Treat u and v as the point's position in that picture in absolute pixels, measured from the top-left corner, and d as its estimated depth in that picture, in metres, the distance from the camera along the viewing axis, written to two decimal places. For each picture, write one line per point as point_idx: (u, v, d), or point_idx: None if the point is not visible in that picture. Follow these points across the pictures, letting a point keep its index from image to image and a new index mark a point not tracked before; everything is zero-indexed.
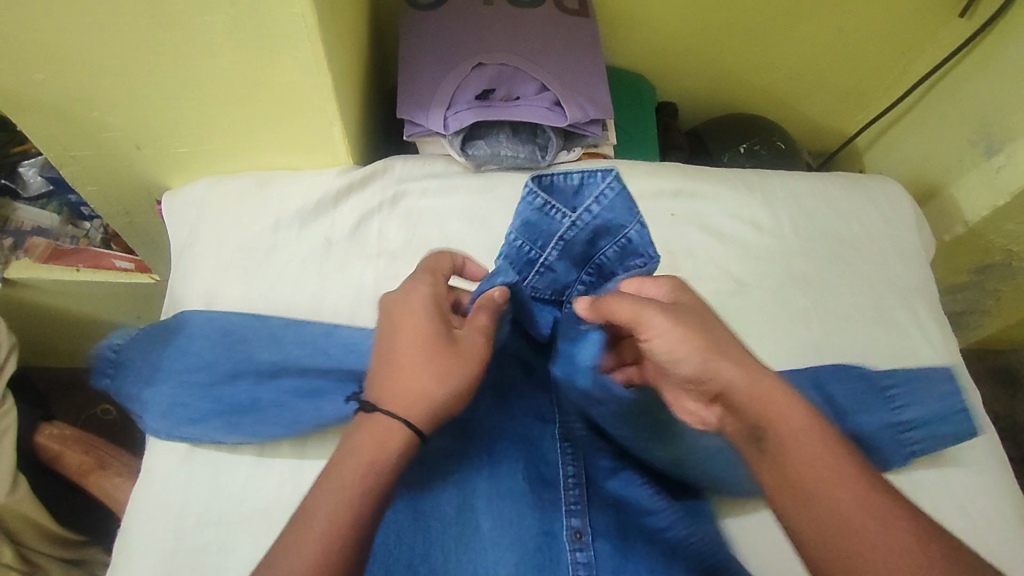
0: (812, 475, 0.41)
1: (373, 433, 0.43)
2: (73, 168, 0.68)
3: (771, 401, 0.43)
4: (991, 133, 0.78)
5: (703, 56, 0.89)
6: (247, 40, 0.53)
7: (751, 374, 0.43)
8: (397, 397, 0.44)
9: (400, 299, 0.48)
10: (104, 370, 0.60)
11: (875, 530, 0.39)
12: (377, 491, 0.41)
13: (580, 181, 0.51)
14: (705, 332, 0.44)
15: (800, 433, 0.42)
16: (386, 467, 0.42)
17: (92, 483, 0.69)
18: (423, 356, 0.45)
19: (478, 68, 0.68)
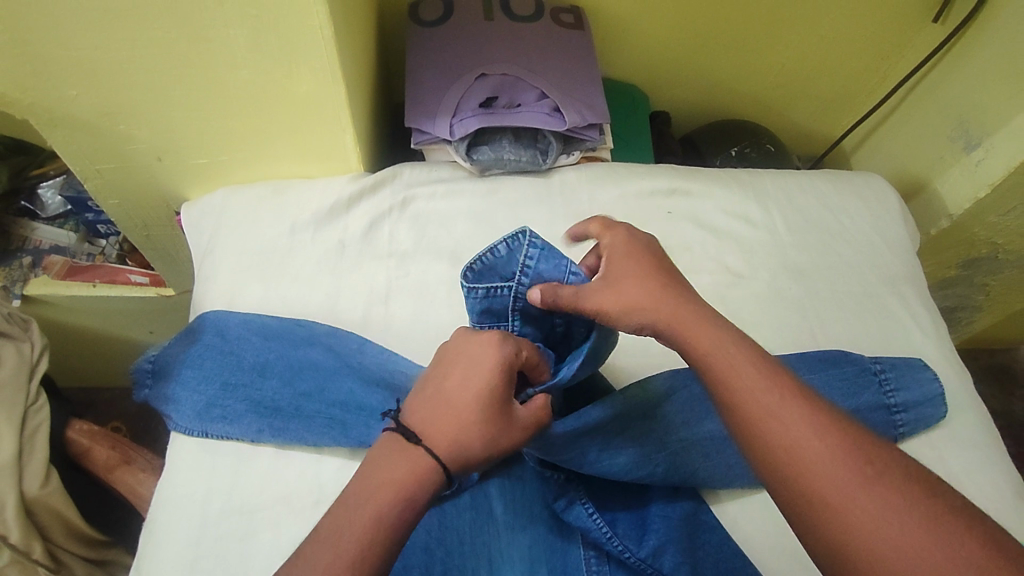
0: (768, 421, 0.41)
1: (412, 467, 0.43)
2: (97, 181, 0.71)
3: (715, 354, 0.45)
4: (969, 129, 0.82)
5: (693, 67, 0.94)
6: (267, 53, 0.57)
7: (678, 321, 0.47)
8: (442, 442, 0.44)
9: (476, 350, 0.47)
10: (143, 381, 0.63)
11: (843, 467, 0.38)
12: (403, 524, 0.41)
13: (507, 251, 0.52)
14: (628, 280, 0.50)
15: (754, 382, 0.42)
16: (414, 502, 0.42)
17: (118, 479, 0.74)
18: (479, 414, 0.45)
19: (481, 78, 0.72)
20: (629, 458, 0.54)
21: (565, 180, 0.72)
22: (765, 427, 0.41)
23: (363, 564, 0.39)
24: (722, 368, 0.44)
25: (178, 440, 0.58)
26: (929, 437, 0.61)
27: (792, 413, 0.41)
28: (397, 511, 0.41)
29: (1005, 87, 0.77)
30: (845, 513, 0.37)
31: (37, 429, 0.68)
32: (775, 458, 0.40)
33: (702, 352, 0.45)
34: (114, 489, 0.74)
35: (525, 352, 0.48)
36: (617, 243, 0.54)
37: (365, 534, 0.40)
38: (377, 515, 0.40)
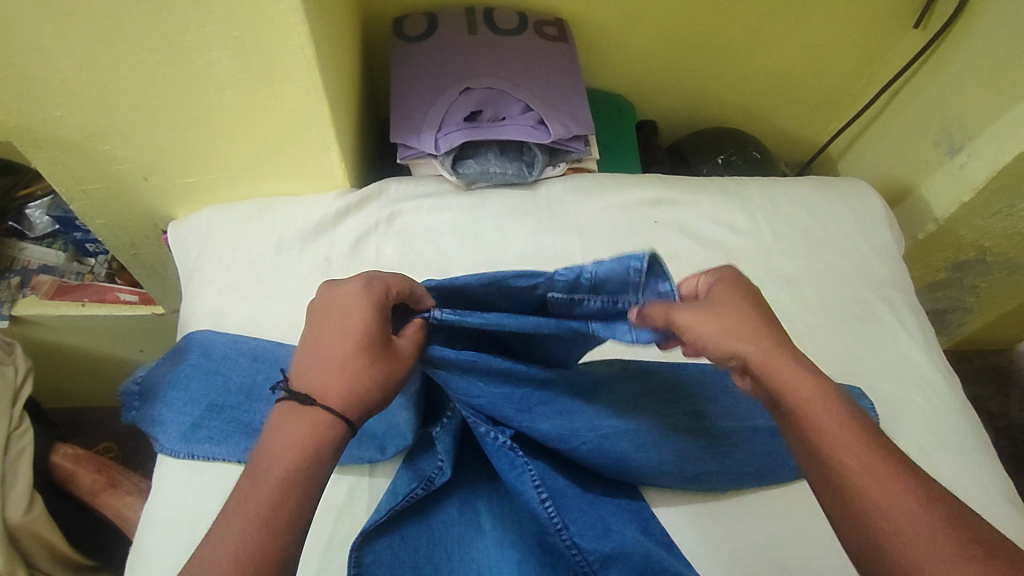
0: (869, 492, 0.38)
1: (309, 425, 0.41)
2: (83, 202, 0.71)
3: (814, 411, 0.41)
4: (952, 134, 0.82)
5: (678, 75, 0.94)
6: (250, 73, 0.57)
7: (774, 367, 0.43)
8: (332, 397, 0.43)
9: (345, 301, 0.46)
10: (131, 403, 0.62)
11: (951, 550, 0.35)
12: (312, 474, 0.40)
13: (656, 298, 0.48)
14: (735, 319, 0.45)
15: (855, 448, 0.39)
16: (321, 458, 0.41)
17: (105, 502, 0.73)
18: (364, 359, 0.44)
19: (465, 92, 0.72)
20: (522, 414, 0.51)
21: (551, 192, 0.72)
22: (868, 500, 0.38)
23: (278, 526, 0.38)
24: (821, 428, 0.40)
25: (164, 461, 0.58)
26: (920, 442, 0.61)
27: (896, 486, 0.38)
28: (304, 466, 0.40)
29: (986, 92, 0.78)
30: None
31: (20, 455, 0.68)
32: (876, 534, 0.37)
33: (798, 407, 0.41)
34: (100, 513, 0.73)
35: (395, 287, 0.47)
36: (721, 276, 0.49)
37: (275, 494, 0.39)
38: (284, 477, 0.39)
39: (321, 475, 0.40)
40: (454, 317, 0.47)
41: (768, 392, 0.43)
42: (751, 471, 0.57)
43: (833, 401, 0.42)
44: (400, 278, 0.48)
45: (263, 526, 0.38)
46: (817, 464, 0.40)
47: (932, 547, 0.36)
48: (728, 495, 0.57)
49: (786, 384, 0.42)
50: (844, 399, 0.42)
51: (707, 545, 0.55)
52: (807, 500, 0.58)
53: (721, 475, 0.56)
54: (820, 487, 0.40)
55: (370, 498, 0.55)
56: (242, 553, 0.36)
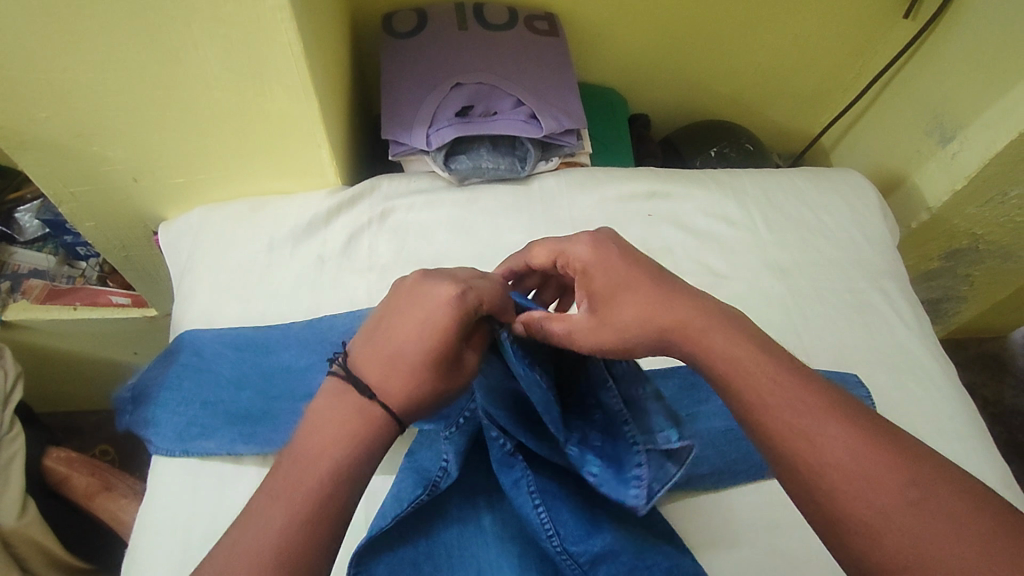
0: (796, 434, 0.37)
1: (364, 425, 0.41)
2: (72, 204, 0.71)
3: (738, 372, 0.41)
4: (944, 123, 0.82)
5: (670, 68, 0.94)
6: (238, 71, 0.57)
7: (700, 338, 0.43)
8: (397, 401, 0.42)
9: (433, 307, 0.43)
10: (126, 408, 0.62)
11: (886, 496, 0.35)
12: (358, 473, 0.40)
13: (652, 472, 0.47)
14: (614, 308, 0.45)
15: (777, 386, 0.39)
16: (371, 456, 0.41)
17: (99, 506, 0.72)
18: (436, 372, 0.42)
19: (457, 87, 0.72)
20: (530, 436, 0.50)
21: (544, 186, 0.72)
22: (801, 453, 0.37)
23: (318, 522, 0.38)
24: (749, 387, 0.40)
25: (160, 463, 0.57)
26: (919, 431, 0.61)
27: (829, 436, 0.37)
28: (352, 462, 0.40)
29: (976, 81, 0.78)
30: (878, 520, 0.34)
31: (13, 459, 0.67)
32: (813, 488, 0.36)
33: (722, 371, 0.41)
34: (95, 516, 0.72)
35: (487, 301, 0.44)
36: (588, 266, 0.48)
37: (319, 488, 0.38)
38: (333, 470, 0.39)
39: (365, 470, 0.40)
40: (514, 359, 0.45)
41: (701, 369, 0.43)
42: (748, 462, 0.57)
43: (757, 360, 0.41)
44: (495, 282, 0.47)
45: (306, 517, 0.37)
46: (749, 425, 0.40)
47: (860, 469, 0.36)
48: (728, 490, 0.57)
49: (707, 351, 0.42)
50: (769, 356, 0.41)
51: (705, 538, 0.55)
52: None
53: (709, 479, 0.56)
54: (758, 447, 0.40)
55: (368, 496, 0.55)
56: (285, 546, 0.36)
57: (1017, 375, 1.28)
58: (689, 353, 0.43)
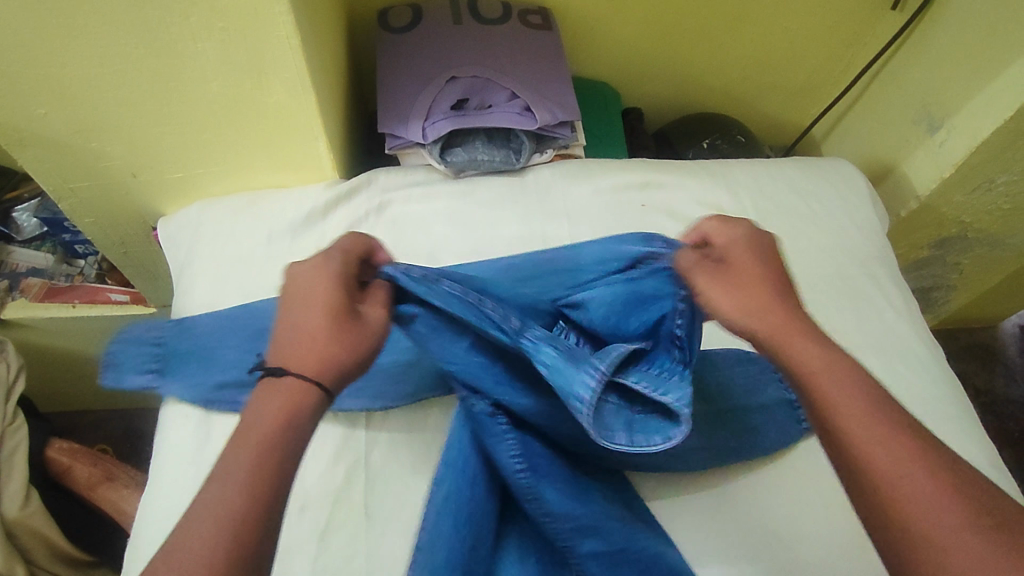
0: (875, 448, 0.38)
1: (283, 392, 0.40)
2: (72, 200, 0.71)
3: (826, 379, 0.41)
4: (931, 113, 0.83)
5: (663, 61, 0.95)
6: (237, 65, 0.57)
7: (787, 335, 0.44)
8: (303, 361, 0.42)
9: (305, 276, 0.46)
10: (130, 362, 0.62)
11: (958, 518, 0.35)
12: (291, 438, 0.39)
13: (604, 409, 0.48)
14: (748, 283, 0.47)
15: (861, 405, 0.40)
16: (300, 421, 0.40)
17: (101, 495, 0.72)
18: (330, 325, 0.44)
19: (452, 81, 0.73)
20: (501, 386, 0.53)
21: (539, 178, 0.73)
22: (877, 465, 0.37)
23: (258, 489, 0.36)
24: (831, 396, 0.40)
25: (163, 451, 0.58)
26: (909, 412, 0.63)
27: (903, 456, 0.37)
28: (281, 426, 0.39)
29: (961, 70, 0.79)
30: (944, 543, 0.34)
31: (15, 451, 0.68)
32: (881, 499, 0.37)
33: (807, 372, 0.42)
34: (99, 507, 0.72)
35: (346, 255, 0.49)
36: (735, 239, 0.50)
37: (250, 455, 0.37)
38: (261, 438, 0.38)
39: (299, 442, 0.39)
40: (411, 283, 0.50)
41: (779, 362, 0.44)
42: (742, 446, 0.58)
43: (845, 371, 0.41)
44: (351, 236, 0.51)
45: (242, 494, 0.36)
46: (827, 431, 0.40)
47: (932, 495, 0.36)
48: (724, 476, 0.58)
49: (797, 358, 0.42)
50: (859, 373, 0.41)
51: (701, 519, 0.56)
52: (800, 472, 0.58)
53: (694, 461, 0.57)
54: (829, 453, 0.40)
55: (367, 481, 0.56)
56: (227, 512, 0.35)
57: (1008, 363, 1.30)
58: (770, 346, 0.44)
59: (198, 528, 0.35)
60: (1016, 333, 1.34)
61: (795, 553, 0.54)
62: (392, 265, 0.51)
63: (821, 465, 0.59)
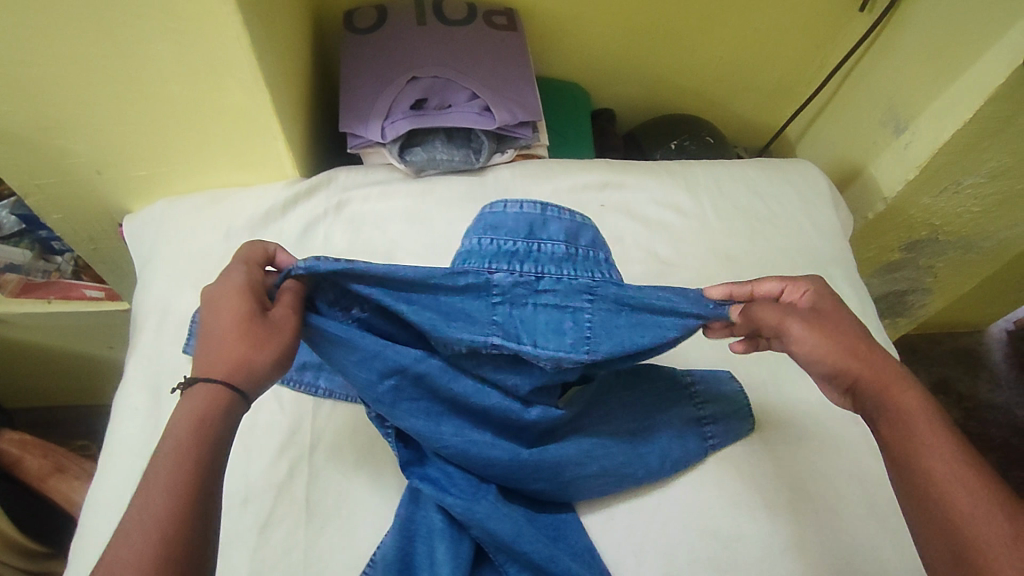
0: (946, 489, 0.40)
1: (197, 401, 0.41)
2: (38, 197, 0.72)
3: (912, 428, 0.43)
4: (898, 114, 0.83)
5: (634, 63, 0.95)
6: (191, 66, 0.58)
7: (889, 384, 0.45)
8: (212, 368, 0.42)
9: (213, 285, 0.46)
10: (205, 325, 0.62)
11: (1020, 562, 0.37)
12: (210, 442, 0.40)
13: (490, 377, 0.50)
14: (843, 338, 0.46)
15: (945, 451, 0.42)
16: (216, 426, 0.41)
17: (52, 487, 0.76)
18: (235, 329, 0.43)
19: (413, 81, 0.74)
20: (390, 406, 0.51)
21: (499, 178, 0.73)
22: (947, 505, 0.40)
23: (182, 492, 0.38)
24: (913, 437, 0.43)
25: (114, 443, 0.59)
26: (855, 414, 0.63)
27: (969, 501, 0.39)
28: (198, 432, 0.40)
29: (926, 72, 0.79)
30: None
31: None
32: (942, 543, 0.39)
33: (898, 415, 0.44)
34: (48, 498, 0.76)
35: (252, 262, 0.48)
36: (819, 292, 0.50)
37: (172, 461, 0.39)
38: (178, 445, 0.39)
39: (218, 445, 0.41)
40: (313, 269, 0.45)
41: (872, 406, 0.46)
42: (688, 450, 0.58)
43: (932, 416, 0.43)
44: (263, 244, 0.50)
45: (164, 497, 0.37)
46: (901, 468, 0.43)
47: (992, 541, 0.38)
48: (668, 481, 0.58)
49: (886, 403, 0.45)
50: (947, 420, 0.44)
51: (639, 519, 0.56)
52: (741, 472, 0.59)
53: (589, 488, 0.55)
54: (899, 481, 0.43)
55: (310, 475, 0.57)
56: (150, 516, 0.37)
57: (992, 367, 1.30)
58: (869, 391, 0.45)
59: (126, 545, 0.36)
60: (1002, 337, 1.33)
61: (732, 552, 0.55)
62: (303, 258, 0.46)
63: (762, 465, 0.59)
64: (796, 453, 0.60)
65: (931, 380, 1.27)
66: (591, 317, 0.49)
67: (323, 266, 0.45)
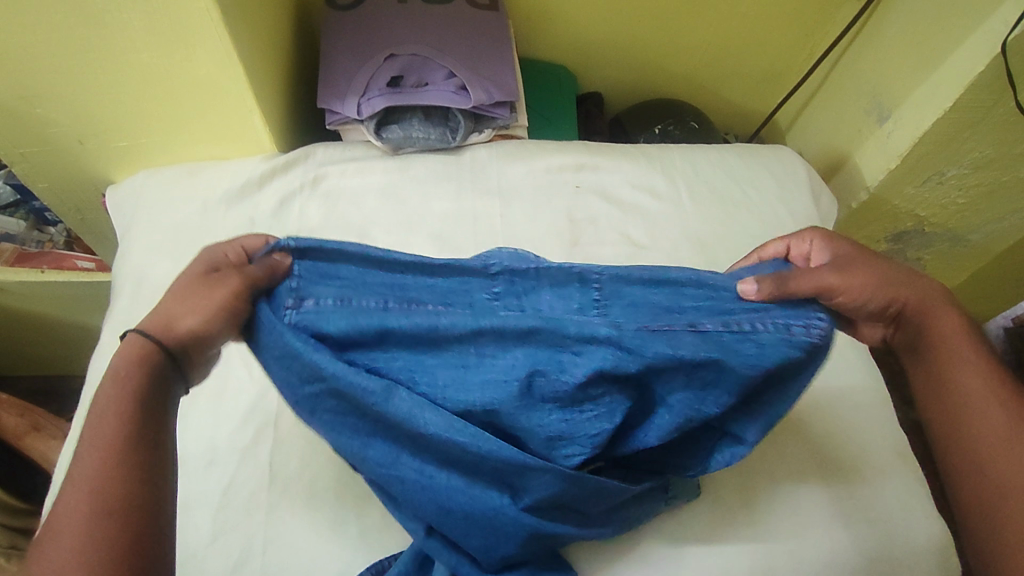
0: (969, 399, 0.45)
1: (121, 350, 0.41)
2: (24, 165, 0.74)
3: (948, 346, 0.47)
4: (882, 102, 0.82)
5: (622, 46, 0.95)
6: (164, 36, 0.59)
7: (930, 310, 0.47)
8: (146, 322, 0.43)
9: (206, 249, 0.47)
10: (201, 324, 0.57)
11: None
12: (138, 394, 0.39)
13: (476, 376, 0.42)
14: (884, 274, 0.46)
15: (975, 368, 0.46)
16: (131, 378, 0.40)
17: (29, 444, 0.79)
18: (177, 289, 0.43)
19: (390, 59, 0.74)
20: (348, 433, 0.44)
21: (475, 157, 0.74)
22: (969, 420, 0.45)
23: (111, 444, 0.37)
24: (949, 356, 0.46)
25: (86, 405, 0.61)
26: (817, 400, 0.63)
27: (987, 413, 0.44)
28: (122, 386, 0.39)
29: (909, 59, 0.78)
30: (997, 475, 0.43)
31: None
32: (956, 440, 0.45)
33: (942, 335, 0.47)
34: (26, 454, 0.79)
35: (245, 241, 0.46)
36: (823, 237, 0.51)
37: (103, 417, 0.38)
38: (107, 403, 0.39)
39: (142, 399, 0.39)
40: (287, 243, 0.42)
41: (915, 331, 0.48)
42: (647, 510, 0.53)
43: (966, 335, 0.47)
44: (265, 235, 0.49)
45: (95, 451, 0.37)
46: (933, 380, 0.47)
47: (1005, 443, 0.43)
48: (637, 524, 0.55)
49: (931, 322, 0.47)
50: (979, 339, 0.47)
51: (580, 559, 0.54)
52: None
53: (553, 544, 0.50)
54: (925, 389, 0.48)
55: (274, 441, 0.59)
56: (83, 470, 0.37)
57: None
58: (912, 322, 0.47)
59: (66, 499, 0.36)
60: None
61: (687, 527, 0.55)
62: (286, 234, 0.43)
63: None
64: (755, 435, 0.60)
65: None
66: (600, 280, 0.44)
67: (306, 247, 0.43)
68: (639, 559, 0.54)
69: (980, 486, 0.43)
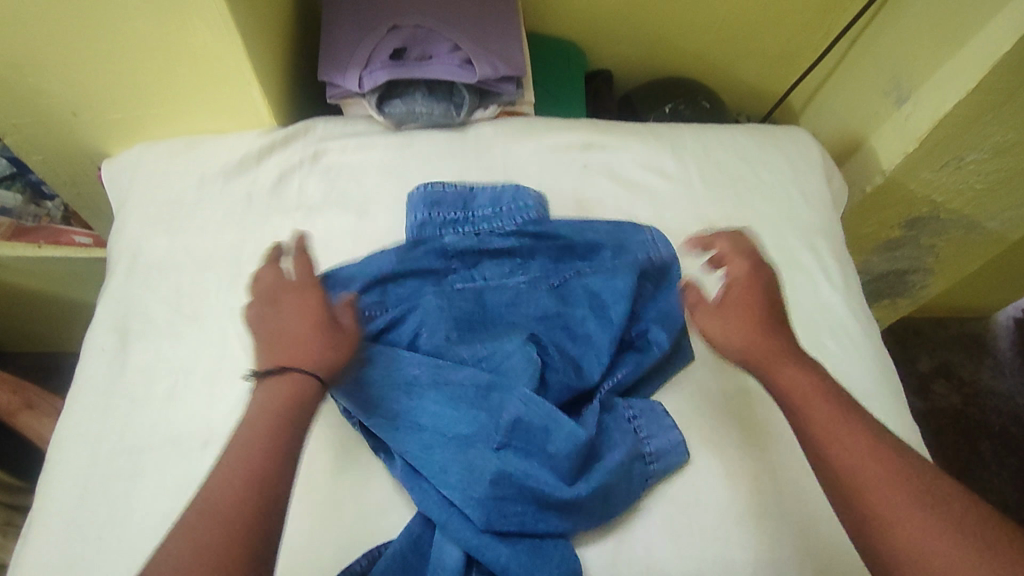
0: (833, 450, 0.44)
1: (285, 387, 0.45)
2: (17, 137, 0.72)
3: (801, 400, 0.47)
4: (901, 84, 0.80)
5: (632, 22, 0.92)
6: (159, 4, 0.57)
7: (773, 359, 0.49)
8: (294, 355, 0.47)
9: (280, 286, 0.51)
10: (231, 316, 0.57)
11: (907, 499, 0.41)
12: (301, 417, 0.45)
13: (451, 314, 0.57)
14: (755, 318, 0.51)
15: (828, 416, 0.45)
16: (305, 405, 0.45)
17: (22, 422, 0.78)
18: (314, 328, 0.48)
19: (393, 30, 0.71)
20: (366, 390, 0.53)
21: (479, 134, 0.72)
22: (842, 470, 0.43)
23: (277, 456, 0.42)
24: (799, 409, 0.47)
25: (80, 383, 0.60)
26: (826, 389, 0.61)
27: (855, 457, 0.43)
28: (290, 408, 0.44)
29: (933, 38, 0.75)
30: (890, 520, 0.40)
31: None
32: (844, 494, 0.43)
33: (787, 391, 0.48)
34: (19, 432, 0.79)
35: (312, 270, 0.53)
36: (746, 271, 0.53)
37: (264, 431, 0.43)
38: (275, 422, 0.44)
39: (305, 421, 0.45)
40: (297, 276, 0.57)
41: (770, 388, 0.49)
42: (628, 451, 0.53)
43: (815, 385, 0.47)
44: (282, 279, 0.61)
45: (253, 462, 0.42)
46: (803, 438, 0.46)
47: (883, 487, 0.41)
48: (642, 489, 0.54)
49: (776, 377, 0.49)
50: (824, 385, 0.47)
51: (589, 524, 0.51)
52: (705, 440, 0.57)
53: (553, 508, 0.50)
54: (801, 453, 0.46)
55: None
56: (245, 476, 0.41)
57: (997, 356, 1.25)
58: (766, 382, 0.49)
59: (226, 498, 0.40)
60: (1009, 325, 1.28)
61: (691, 518, 0.54)
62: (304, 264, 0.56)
63: (728, 436, 0.58)
64: (762, 422, 0.59)
65: (933, 365, 1.23)
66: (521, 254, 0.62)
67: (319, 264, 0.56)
68: (640, 549, 0.53)
69: (878, 539, 0.40)
